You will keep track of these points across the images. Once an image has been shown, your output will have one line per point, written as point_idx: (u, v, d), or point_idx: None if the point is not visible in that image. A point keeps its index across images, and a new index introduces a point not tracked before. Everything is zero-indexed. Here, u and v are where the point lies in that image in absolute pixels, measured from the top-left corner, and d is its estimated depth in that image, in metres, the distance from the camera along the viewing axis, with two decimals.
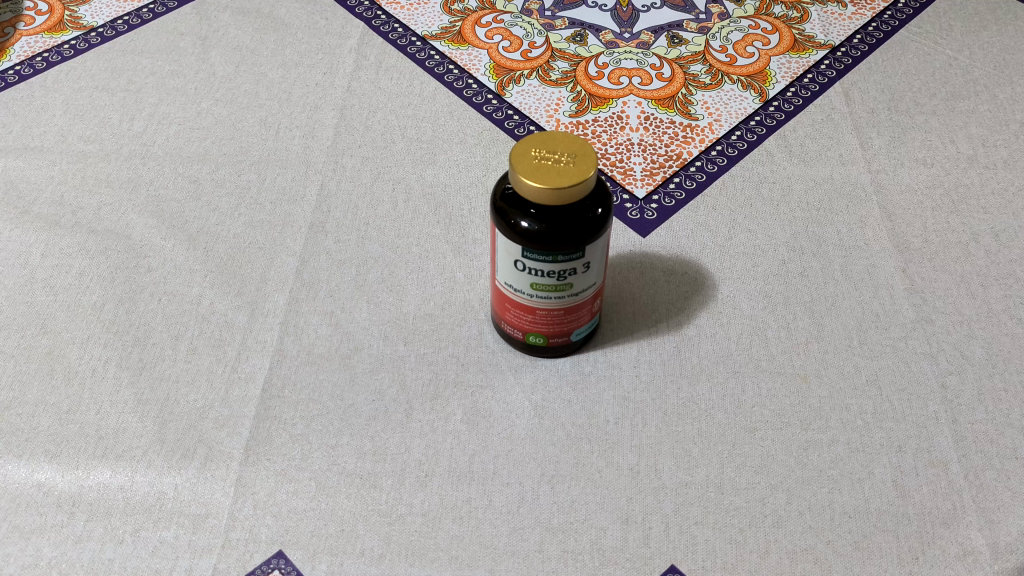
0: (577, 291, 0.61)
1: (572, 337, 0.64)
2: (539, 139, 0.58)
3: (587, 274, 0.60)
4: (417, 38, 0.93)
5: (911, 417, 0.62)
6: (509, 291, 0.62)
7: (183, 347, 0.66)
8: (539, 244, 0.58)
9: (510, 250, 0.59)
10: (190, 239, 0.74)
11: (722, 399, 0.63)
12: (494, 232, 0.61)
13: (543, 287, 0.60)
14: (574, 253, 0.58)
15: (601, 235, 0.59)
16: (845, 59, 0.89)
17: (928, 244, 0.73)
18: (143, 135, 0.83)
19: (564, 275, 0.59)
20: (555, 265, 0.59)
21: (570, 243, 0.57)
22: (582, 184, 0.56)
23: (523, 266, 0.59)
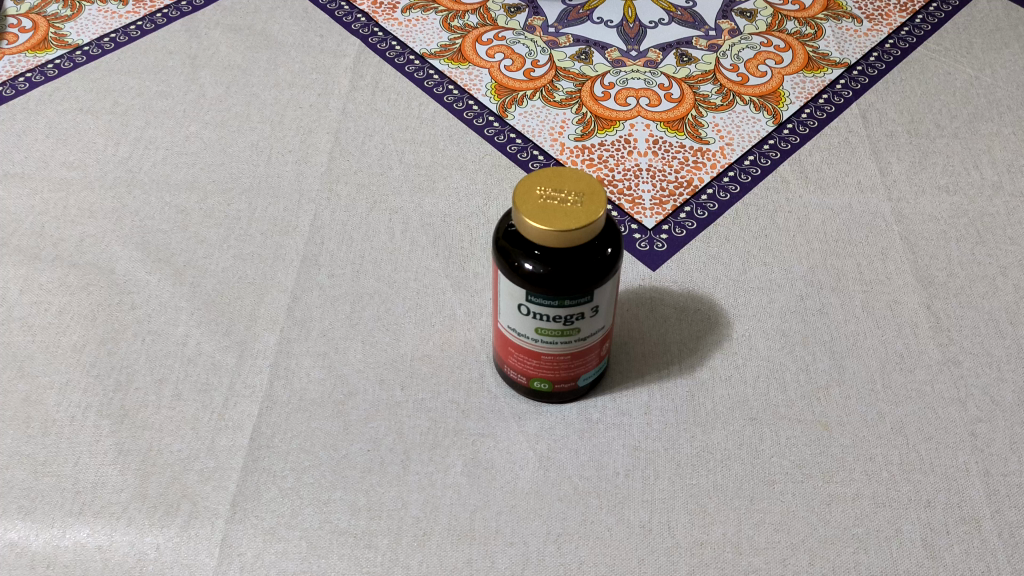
0: (584, 336, 0.57)
1: (579, 383, 0.61)
2: (545, 175, 0.54)
3: (594, 318, 0.57)
4: (415, 57, 0.89)
5: (940, 469, 0.58)
6: (512, 335, 0.58)
7: (168, 393, 0.63)
8: (544, 288, 0.54)
9: (513, 293, 0.56)
10: (176, 273, 0.71)
11: (738, 449, 0.59)
12: (496, 273, 0.57)
13: (548, 332, 0.57)
14: (581, 297, 0.55)
15: (611, 277, 0.55)
16: (861, 78, 0.86)
17: (953, 278, 0.69)
18: (128, 160, 0.79)
19: (571, 319, 0.56)
20: (561, 310, 0.55)
21: (576, 286, 0.54)
22: (589, 228, 0.52)
23: (526, 310, 0.56)
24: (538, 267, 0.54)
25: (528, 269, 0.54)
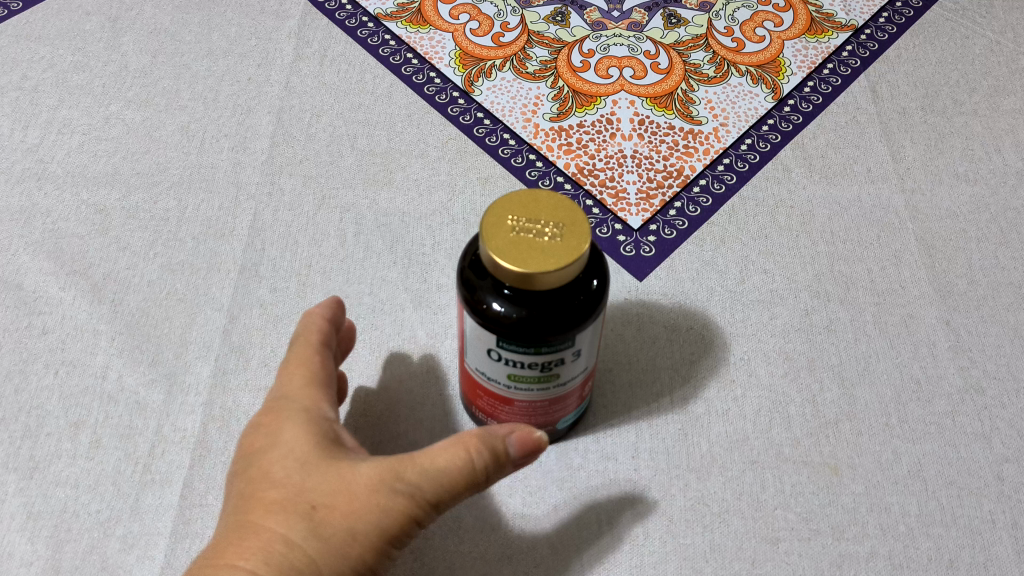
0: (563, 381, 0.49)
1: (558, 424, 0.53)
2: (517, 201, 0.45)
3: (576, 361, 0.49)
4: (368, 18, 0.78)
5: (963, 521, 0.52)
6: (481, 378, 0.50)
7: (85, 440, 0.55)
8: (516, 335, 0.45)
9: (482, 337, 0.47)
10: (94, 288, 0.62)
11: (738, 499, 0.52)
12: (462, 310, 0.48)
13: (522, 378, 0.49)
14: (561, 343, 0.46)
15: (595, 317, 0.47)
16: (870, 44, 0.76)
17: (975, 286, 0.61)
18: (39, 148, 0.69)
19: (549, 366, 0.48)
20: (537, 357, 0.47)
21: (555, 333, 0.45)
22: (569, 267, 0.43)
23: (497, 356, 0.47)
24: (508, 310, 0.45)
25: (498, 310, 0.45)
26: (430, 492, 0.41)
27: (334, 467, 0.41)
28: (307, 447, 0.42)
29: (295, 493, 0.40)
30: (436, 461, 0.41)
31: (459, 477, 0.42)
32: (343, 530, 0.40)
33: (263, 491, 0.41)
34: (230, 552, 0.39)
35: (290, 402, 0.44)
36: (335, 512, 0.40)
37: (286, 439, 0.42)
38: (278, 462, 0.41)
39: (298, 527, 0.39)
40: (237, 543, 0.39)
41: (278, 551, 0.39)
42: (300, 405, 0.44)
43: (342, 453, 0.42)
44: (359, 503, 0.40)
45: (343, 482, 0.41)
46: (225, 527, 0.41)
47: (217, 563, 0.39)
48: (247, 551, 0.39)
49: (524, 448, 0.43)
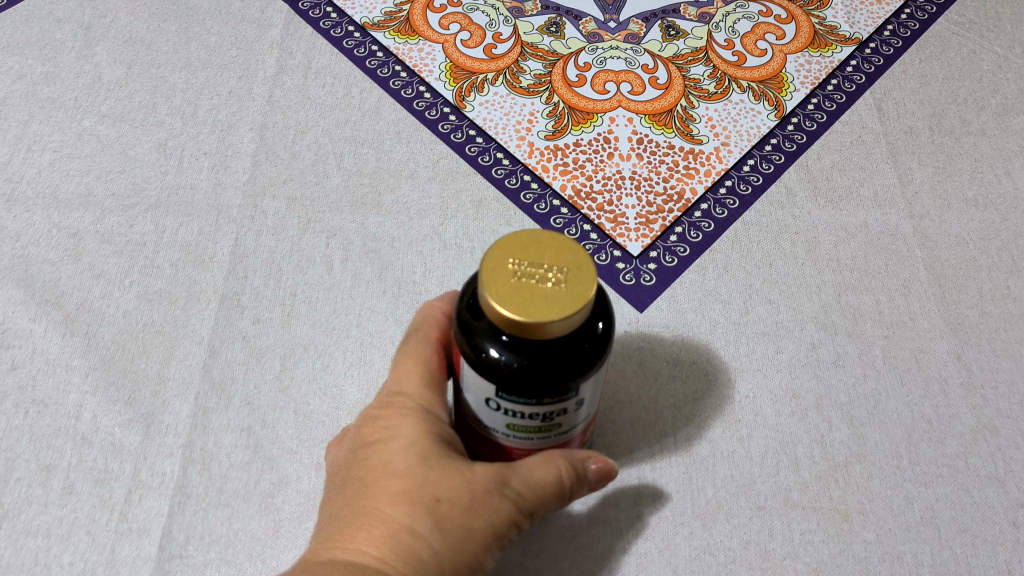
0: (564, 430, 0.47)
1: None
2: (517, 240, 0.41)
3: (578, 409, 0.46)
4: (355, 28, 0.75)
5: (977, 572, 0.49)
6: (478, 425, 0.47)
7: (57, 486, 0.52)
8: (516, 386, 0.42)
9: (480, 387, 0.44)
10: (68, 320, 0.58)
11: (745, 549, 0.50)
12: (457, 356, 0.45)
13: (522, 428, 0.46)
14: (563, 394, 0.43)
15: (600, 367, 0.44)
16: (874, 59, 0.74)
17: (987, 318, 0.59)
18: (8, 167, 0.66)
19: (551, 416, 0.45)
20: (539, 407, 0.43)
21: (557, 384, 0.42)
22: (569, 316, 0.39)
23: (495, 406, 0.44)
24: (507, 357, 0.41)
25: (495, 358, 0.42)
26: (529, 500, 0.43)
27: (452, 462, 0.43)
28: (427, 437, 0.44)
29: (419, 485, 0.41)
30: (536, 470, 0.44)
31: (552, 489, 0.44)
32: (461, 526, 0.41)
33: (383, 481, 0.42)
34: (354, 536, 0.41)
35: (402, 400, 0.46)
36: (455, 507, 0.41)
37: (405, 431, 0.44)
38: (400, 454, 0.43)
39: (423, 518, 0.41)
40: (359, 528, 0.41)
41: (404, 540, 0.40)
42: (417, 404, 0.46)
43: (453, 451, 0.44)
44: (475, 500, 0.42)
45: (462, 479, 0.42)
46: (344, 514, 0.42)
47: (344, 545, 0.40)
48: (372, 535, 0.40)
49: (601, 473, 0.46)
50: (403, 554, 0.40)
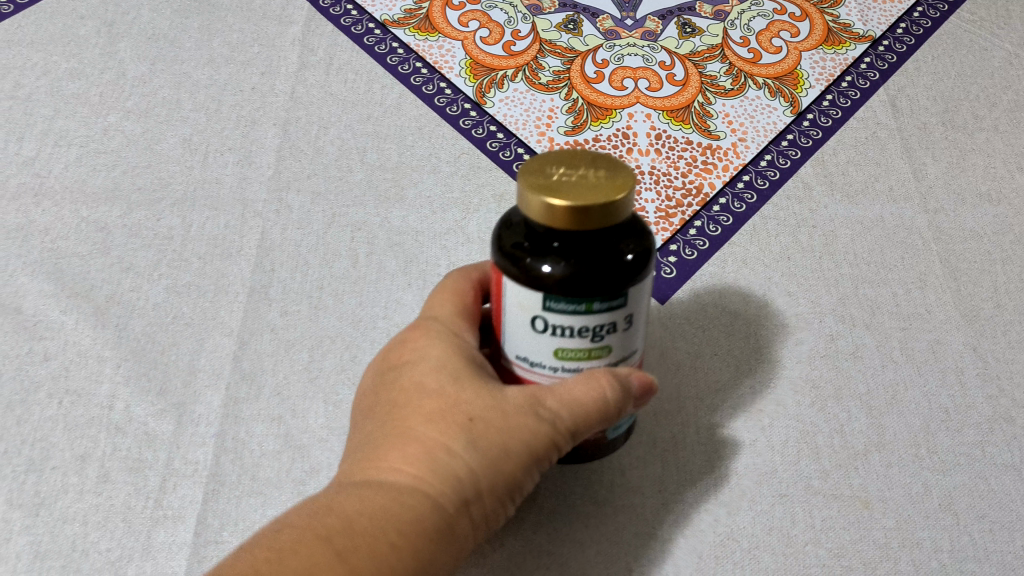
0: (613, 359, 0.43)
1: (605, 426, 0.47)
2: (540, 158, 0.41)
3: (627, 333, 0.43)
4: (375, 25, 0.76)
5: (996, 557, 0.50)
6: (523, 366, 0.43)
7: (93, 474, 0.53)
8: (569, 289, 0.39)
9: (527, 305, 0.40)
10: (98, 311, 0.59)
11: (767, 535, 0.51)
12: (498, 285, 0.42)
13: (572, 355, 0.42)
14: (615, 298, 0.40)
15: (647, 274, 0.41)
16: (888, 56, 0.75)
17: (1002, 310, 0.60)
18: (36, 161, 0.66)
19: (601, 333, 0.41)
20: (589, 318, 0.40)
21: (610, 284, 0.39)
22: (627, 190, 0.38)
23: (544, 325, 0.41)
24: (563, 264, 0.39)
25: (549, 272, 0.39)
26: (569, 419, 0.42)
27: (486, 381, 0.43)
28: (458, 359, 0.44)
29: (453, 405, 0.41)
30: (576, 388, 0.41)
31: (595, 407, 0.42)
32: (497, 443, 0.41)
33: (417, 402, 0.42)
34: (390, 456, 0.41)
35: (434, 327, 0.46)
36: (489, 424, 0.41)
37: (436, 354, 0.44)
38: (433, 375, 0.43)
39: (458, 437, 0.40)
40: (394, 448, 0.41)
41: (440, 459, 0.40)
42: (447, 327, 0.46)
43: (486, 371, 0.44)
44: (511, 418, 0.41)
45: (494, 396, 0.42)
46: (378, 435, 0.42)
47: (380, 464, 0.40)
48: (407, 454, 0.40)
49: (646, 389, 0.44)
50: (439, 472, 0.40)
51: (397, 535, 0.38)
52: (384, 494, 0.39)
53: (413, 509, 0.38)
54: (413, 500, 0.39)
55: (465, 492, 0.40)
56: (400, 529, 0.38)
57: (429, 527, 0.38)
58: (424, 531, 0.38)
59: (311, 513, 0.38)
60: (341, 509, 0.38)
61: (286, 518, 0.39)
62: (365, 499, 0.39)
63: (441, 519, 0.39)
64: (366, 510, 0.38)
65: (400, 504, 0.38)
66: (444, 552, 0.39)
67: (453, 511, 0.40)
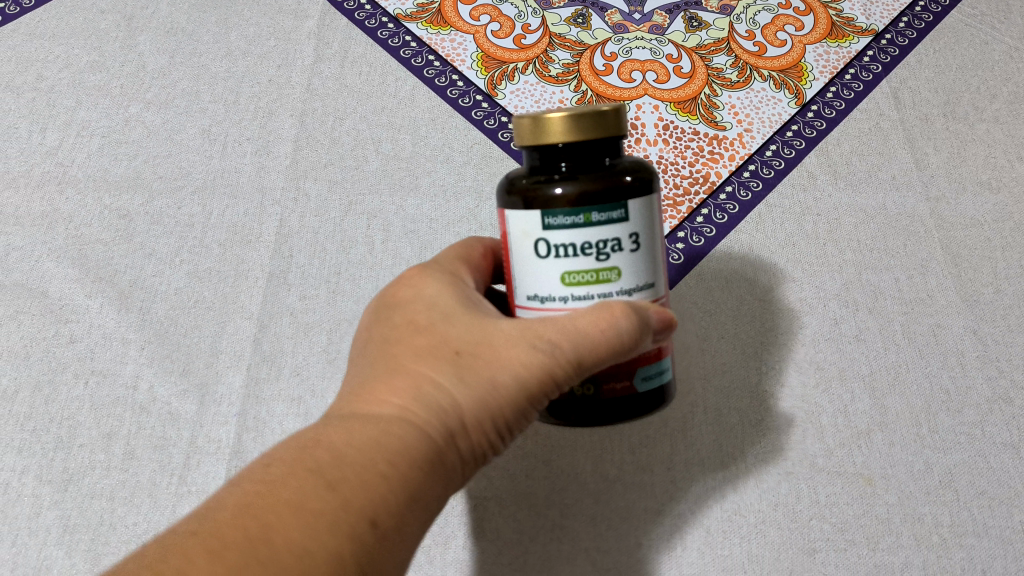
0: (625, 288, 0.43)
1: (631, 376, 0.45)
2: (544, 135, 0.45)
3: (636, 256, 0.43)
4: (388, 19, 0.76)
5: (995, 531, 0.54)
6: (534, 308, 0.43)
7: (118, 451, 0.56)
8: (571, 201, 0.41)
9: (529, 230, 0.42)
10: (122, 295, 0.61)
11: (772, 510, 0.54)
12: (505, 231, 0.44)
13: (579, 280, 0.42)
14: (612, 209, 0.41)
15: (647, 197, 0.43)
16: (890, 49, 0.76)
17: (1001, 295, 0.62)
18: (59, 151, 0.67)
19: (605, 251, 0.41)
20: (590, 230, 0.41)
21: (608, 195, 0.41)
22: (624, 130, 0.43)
23: (546, 246, 0.42)
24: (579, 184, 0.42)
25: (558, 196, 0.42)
26: (570, 351, 0.41)
27: (478, 319, 0.44)
28: (452, 299, 0.45)
29: (443, 342, 0.43)
30: (577, 321, 0.41)
31: (602, 342, 0.41)
32: (486, 378, 0.42)
33: (410, 339, 0.43)
34: (380, 390, 0.42)
35: (430, 272, 0.47)
36: (478, 359, 0.42)
37: (432, 294, 0.45)
38: (424, 312, 0.44)
39: (446, 371, 0.42)
40: (386, 383, 0.42)
41: (429, 393, 0.41)
42: (445, 270, 0.47)
43: (479, 310, 0.45)
44: (500, 354, 0.42)
45: (486, 332, 0.43)
46: (371, 371, 0.44)
47: (370, 398, 0.42)
48: (397, 388, 0.42)
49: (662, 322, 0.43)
50: (427, 404, 0.41)
51: (387, 462, 0.38)
52: (374, 424, 0.40)
53: (402, 438, 0.39)
54: (402, 430, 0.40)
55: (452, 424, 0.41)
56: (389, 455, 0.39)
57: (418, 454, 0.39)
58: (414, 459, 0.39)
59: (303, 443, 0.39)
60: (332, 439, 0.39)
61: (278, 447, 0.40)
62: (355, 430, 0.40)
63: (431, 448, 0.40)
64: (356, 440, 0.39)
65: (389, 434, 0.39)
66: (433, 482, 0.41)
67: (442, 442, 0.41)
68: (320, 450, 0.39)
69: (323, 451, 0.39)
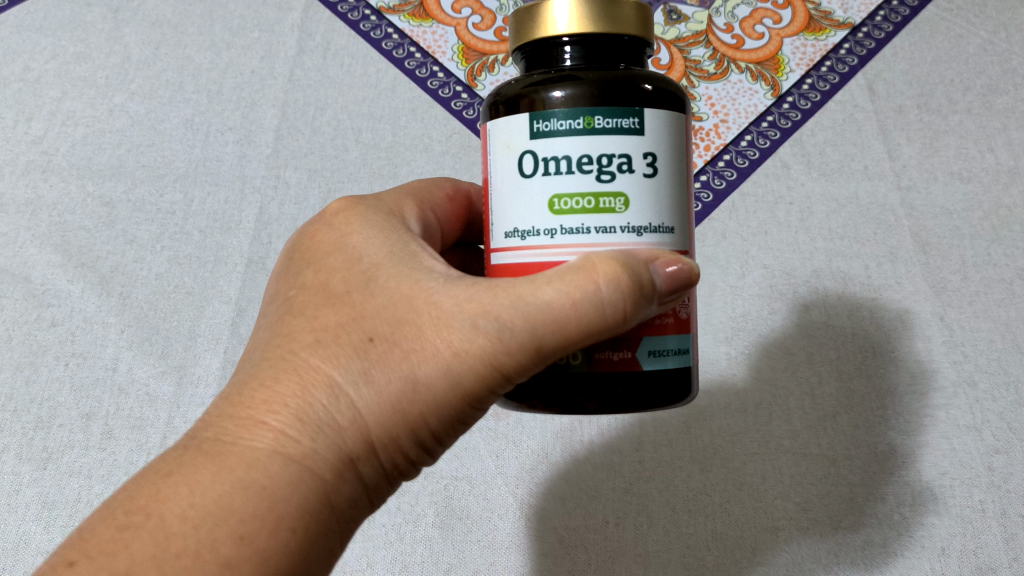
0: (633, 225, 0.36)
1: (638, 346, 0.37)
2: (513, 55, 0.42)
3: (653, 182, 0.37)
4: (371, 11, 0.75)
5: (955, 510, 0.58)
6: (515, 246, 0.37)
7: (96, 431, 0.59)
8: (570, 102, 0.36)
9: (516, 143, 0.37)
10: (103, 281, 0.63)
11: (737, 489, 0.58)
12: (488, 150, 0.40)
13: (571, 206, 0.36)
14: (621, 117, 0.36)
15: (670, 109, 0.38)
16: (868, 42, 0.74)
17: (969, 282, 0.63)
18: (43, 140, 0.68)
19: (610, 170, 0.36)
20: (589, 137, 0.36)
21: (618, 97, 0.36)
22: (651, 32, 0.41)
23: (535, 161, 0.37)
24: (598, 74, 0.37)
25: (560, 96, 0.36)
26: (522, 334, 0.34)
27: (399, 292, 0.36)
28: (377, 255, 0.38)
29: (355, 324, 0.36)
30: (540, 296, 0.34)
31: (573, 318, 0.33)
32: (393, 380, 0.35)
33: (319, 316, 0.37)
34: (260, 403, 0.36)
35: (363, 218, 0.41)
36: (393, 350, 0.35)
37: (359, 250, 0.39)
38: (342, 275, 0.38)
39: (351, 365, 0.35)
40: (277, 380, 0.36)
41: (322, 397, 0.35)
42: (379, 219, 0.41)
43: (411, 272, 0.37)
44: (419, 342, 0.35)
45: (411, 305, 0.36)
46: (258, 366, 0.38)
47: (248, 409, 0.36)
48: (280, 402, 0.36)
49: (674, 279, 0.36)
50: (313, 427, 0.35)
51: (238, 534, 0.33)
52: (233, 469, 0.34)
53: (268, 489, 0.34)
54: (272, 466, 0.34)
55: (348, 442, 0.35)
56: (243, 521, 0.33)
57: (287, 510, 0.34)
58: (281, 517, 0.34)
59: (137, 500, 0.34)
60: (173, 497, 0.34)
61: (131, 480, 0.36)
62: (209, 479, 0.34)
63: (311, 491, 0.35)
64: (200, 501, 0.34)
65: (251, 477, 0.34)
66: (318, 528, 0.35)
67: (334, 467, 0.35)
68: (148, 523, 0.33)
69: (153, 524, 0.33)
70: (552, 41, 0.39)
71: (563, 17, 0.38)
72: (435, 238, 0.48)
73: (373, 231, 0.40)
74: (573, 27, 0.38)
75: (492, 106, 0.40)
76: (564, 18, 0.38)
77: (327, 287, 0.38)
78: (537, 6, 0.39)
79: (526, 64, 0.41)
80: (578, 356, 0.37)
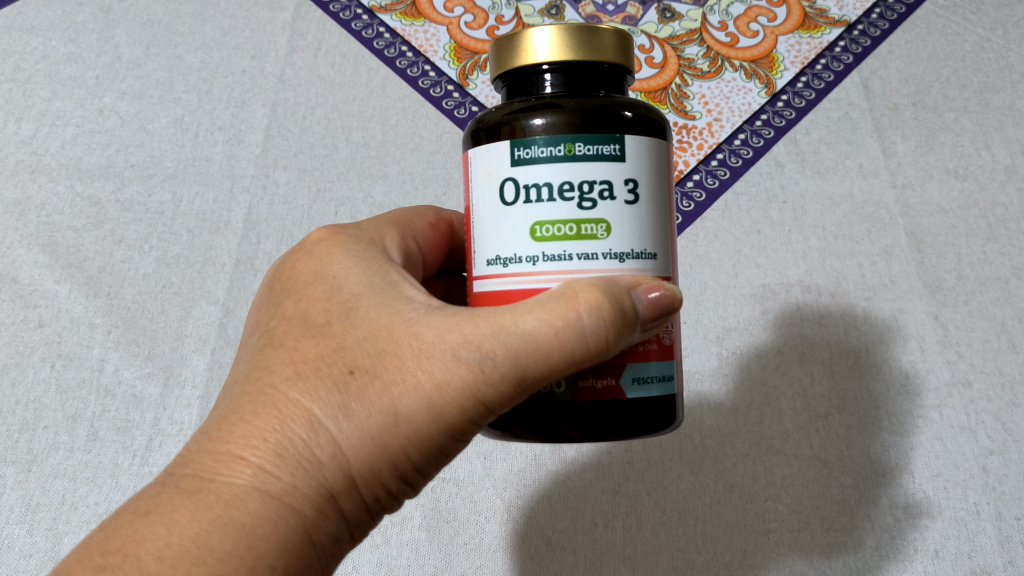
0: (615, 251, 0.36)
1: (622, 374, 0.37)
2: (495, 83, 0.41)
3: (633, 208, 0.36)
4: (363, 10, 0.74)
5: (949, 512, 0.57)
6: (497, 274, 0.37)
7: (82, 433, 0.59)
8: (550, 130, 0.36)
9: (496, 170, 0.37)
10: (90, 281, 0.63)
11: (727, 491, 0.58)
12: (468, 176, 0.39)
13: (553, 233, 0.35)
14: (602, 143, 0.36)
15: (650, 136, 0.37)
16: (862, 40, 0.72)
17: (964, 281, 0.63)
18: (32, 140, 0.67)
19: (592, 197, 0.35)
20: (570, 165, 0.35)
21: (599, 124, 0.36)
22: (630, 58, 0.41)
23: (516, 188, 0.36)
24: (579, 101, 0.36)
25: (540, 124, 0.36)
26: (503, 367, 0.33)
27: (379, 323, 0.36)
28: (356, 286, 0.38)
29: (333, 357, 0.36)
30: (521, 326, 0.33)
31: (553, 349, 0.33)
32: (372, 415, 0.34)
33: (296, 350, 0.37)
34: (238, 438, 0.36)
35: (344, 246, 0.40)
36: (371, 385, 0.35)
37: (338, 280, 0.38)
38: (322, 305, 0.38)
39: (328, 401, 0.35)
40: (254, 419, 0.36)
41: (298, 434, 0.35)
42: (361, 247, 0.40)
43: (392, 302, 0.37)
44: (398, 377, 0.34)
45: (390, 338, 0.35)
46: (237, 400, 0.37)
47: (227, 445, 0.36)
48: (258, 437, 0.35)
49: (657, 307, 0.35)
50: (290, 463, 0.34)
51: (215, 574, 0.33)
52: (212, 506, 0.34)
53: (246, 527, 0.34)
54: (250, 506, 0.34)
55: (326, 477, 0.35)
56: (221, 561, 0.33)
57: (266, 547, 0.34)
58: (260, 555, 0.34)
59: (114, 541, 0.34)
60: (149, 537, 0.34)
61: (112, 516, 0.36)
62: (186, 518, 0.34)
63: (292, 528, 0.34)
64: (177, 541, 0.33)
65: (228, 518, 0.34)
66: (298, 564, 0.35)
67: (313, 504, 0.35)
68: (125, 564, 0.33)
69: (129, 565, 0.33)
70: (532, 69, 0.39)
71: (543, 45, 0.37)
72: (419, 268, 0.48)
73: (353, 260, 0.39)
74: (553, 55, 0.37)
75: (473, 133, 0.39)
76: (544, 46, 0.37)
77: (307, 316, 0.38)
78: (516, 35, 0.38)
79: (506, 92, 0.40)
80: (561, 385, 0.36)
